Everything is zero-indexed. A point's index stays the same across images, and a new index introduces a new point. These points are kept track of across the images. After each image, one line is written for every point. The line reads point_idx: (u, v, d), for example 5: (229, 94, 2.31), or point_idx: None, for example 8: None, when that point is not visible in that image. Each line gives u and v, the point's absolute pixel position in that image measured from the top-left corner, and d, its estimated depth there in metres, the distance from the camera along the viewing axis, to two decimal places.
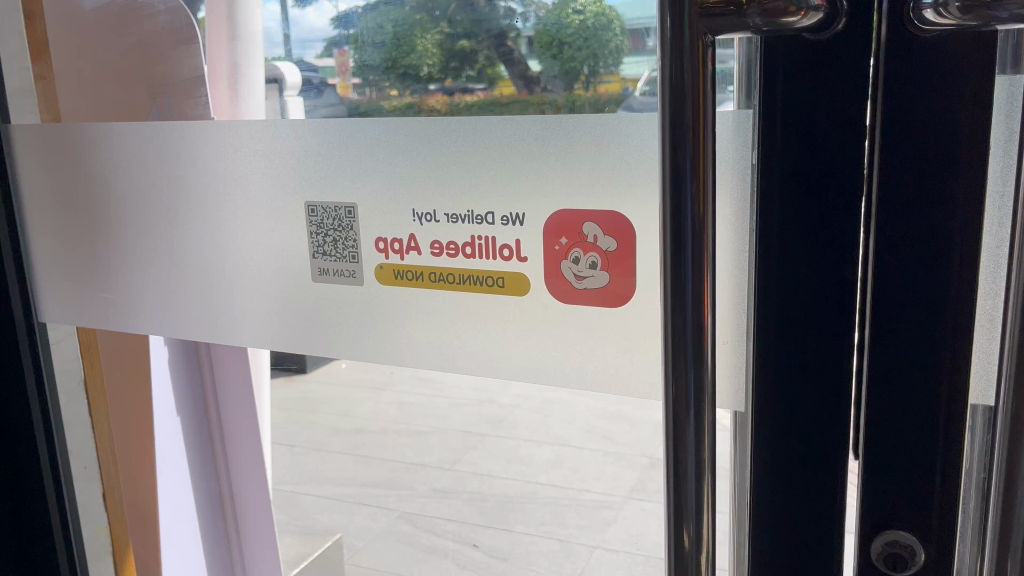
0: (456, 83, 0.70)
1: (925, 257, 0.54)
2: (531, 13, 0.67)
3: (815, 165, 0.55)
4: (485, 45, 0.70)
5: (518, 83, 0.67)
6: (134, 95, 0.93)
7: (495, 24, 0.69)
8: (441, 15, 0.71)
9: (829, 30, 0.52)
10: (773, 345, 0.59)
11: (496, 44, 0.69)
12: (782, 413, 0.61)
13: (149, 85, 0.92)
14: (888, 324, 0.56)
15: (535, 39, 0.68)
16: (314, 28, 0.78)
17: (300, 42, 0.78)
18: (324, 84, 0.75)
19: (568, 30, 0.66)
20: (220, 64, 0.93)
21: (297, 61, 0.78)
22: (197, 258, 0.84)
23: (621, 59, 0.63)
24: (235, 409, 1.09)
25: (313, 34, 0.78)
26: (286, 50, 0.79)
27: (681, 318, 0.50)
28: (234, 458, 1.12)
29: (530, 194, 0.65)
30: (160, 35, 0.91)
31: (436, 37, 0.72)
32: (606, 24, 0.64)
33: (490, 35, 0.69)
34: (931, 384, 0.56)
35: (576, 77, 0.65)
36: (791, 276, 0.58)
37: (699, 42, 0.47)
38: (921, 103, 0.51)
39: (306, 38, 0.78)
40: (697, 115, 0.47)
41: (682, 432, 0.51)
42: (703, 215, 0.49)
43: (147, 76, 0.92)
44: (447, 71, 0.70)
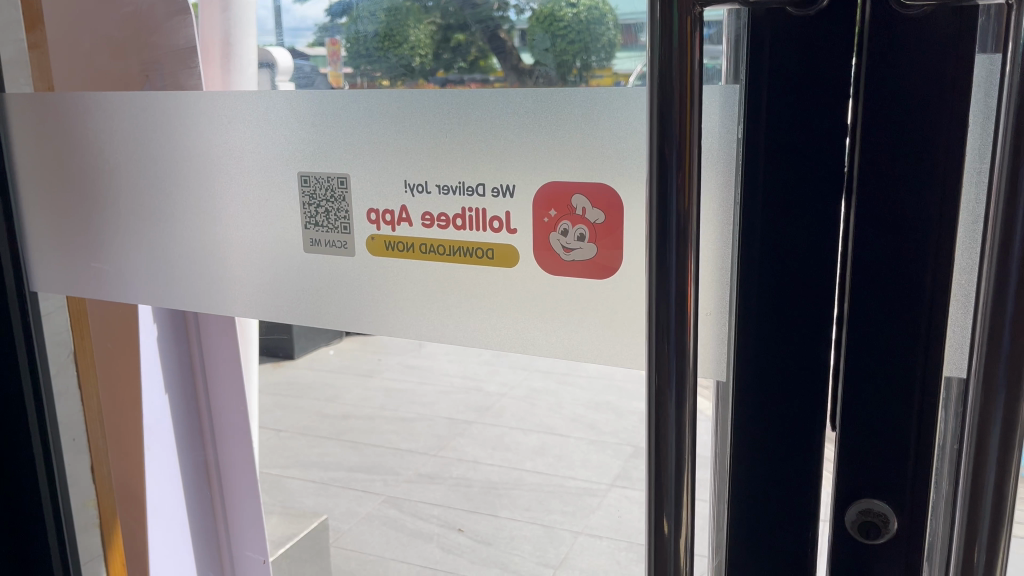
0: (449, 74, 0.69)
1: (903, 230, 0.55)
2: (525, 6, 0.69)
3: (799, 142, 0.57)
4: (478, 38, 0.70)
5: (510, 75, 0.68)
6: (127, 68, 0.94)
7: (490, 16, 0.71)
8: (434, 6, 0.72)
9: (814, 6, 0.54)
10: (755, 320, 0.61)
11: (488, 35, 0.70)
12: (762, 382, 0.63)
13: (142, 58, 0.93)
14: (866, 296, 0.57)
15: (528, 31, 0.68)
16: (305, 16, 0.78)
17: (292, 30, 0.78)
18: (316, 72, 0.75)
19: (562, 22, 0.67)
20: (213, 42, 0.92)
21: (287, 47, 0.78)
22: (189, 229, 0.85)
23: (614, 54, 0.63)
24: (220, 386, 1.08)
25: (304, 23, 0.78)
26: (276, 37, 0.79)
27: (665, 286, 0.51)
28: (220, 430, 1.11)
29: (520, 167, 0.66)
30: (155, 6, 0.92)
31: (428, 29, 0.73)
32: (599, 19, 0.65)
33: (483, 28, 0.70)
34: (908, 356, 0.57)
35: (569, 69, 0.66)
36: (773, 248, 0.59)
37: (688, 16, 0.48)
38: (905, 81, 0.53)
39: (297, 27, 0.78)
40: (685, 87, 0.48)
41: (664, 399, 0.52)
42: (688, 205, 0.50)
43: (141, 50, 0.93)
44: (440, 62, 0.70)
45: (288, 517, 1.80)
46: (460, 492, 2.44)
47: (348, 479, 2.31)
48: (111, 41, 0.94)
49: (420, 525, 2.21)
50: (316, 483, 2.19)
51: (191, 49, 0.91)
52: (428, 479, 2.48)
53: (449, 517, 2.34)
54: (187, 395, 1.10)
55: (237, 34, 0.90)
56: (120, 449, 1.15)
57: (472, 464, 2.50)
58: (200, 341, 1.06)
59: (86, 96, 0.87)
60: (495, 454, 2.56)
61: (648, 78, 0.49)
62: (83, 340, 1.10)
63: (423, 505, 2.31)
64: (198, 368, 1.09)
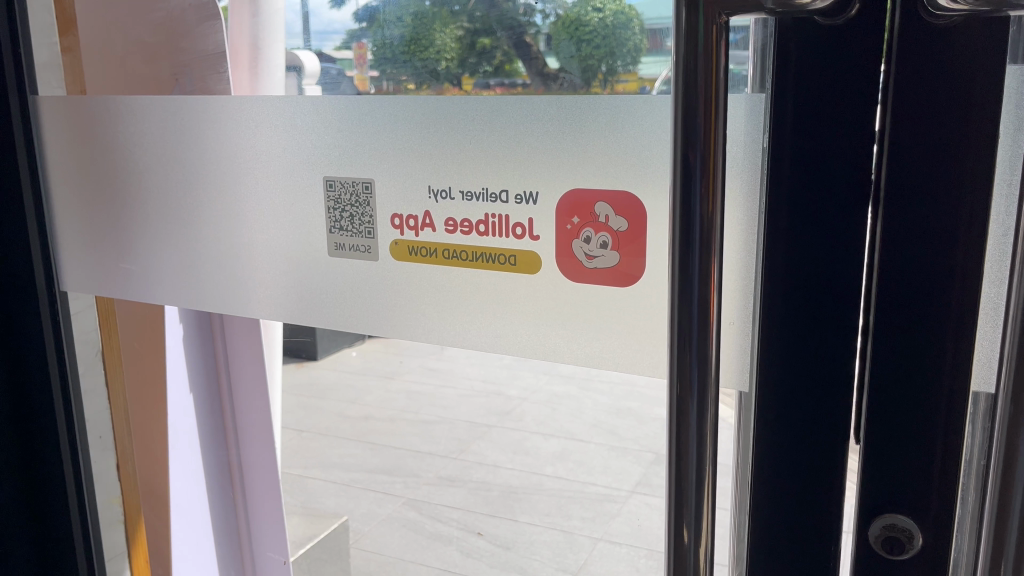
0: (475, 80, 0.71)
1: (932, 242, 0.54)
2: (550, 10, 0.69)
3: (825, 151, 0.56)
4: (504, 42, 0.71)
5: (535, 80, 0.69)
6: (156, 72, 0.96)
7: (516, 20, 0.71)
8: (461, 9, 0.73)
9: (842, 16, 0.53)
10: (777, 330, 0.61)
11: (514, 40, 0.71)
12: (785, 393, 0.62)
13: (177, 62, 0.94)
14: (891, 307, 0.56)
15: (553, 35, 0.69)
16: (333, 20, 0.79)
17: (319, 33, 0.80)
18: (342, 75, 0.76)
19: (587, 27, 0.67)
20: (241, 48, 0.96)
21: (314, 51, 0.80)
22: (215, 231, 0.86)
23: (639, 59, 0.63)
24: (245, 387, 1.10)
25: (332, 26, 0.79)
26: (304, 40, 0.81)
27: (688, 295, 0.51)
28: (243, 430, 1.12)
29: (543, 174, 0.66)
30: (184, 11, 0.93)
31: (456, 32, 0.73)
32: (625, 23, 0.65)
33: (509, 32, 0.71)
34: (937, 370, 0.57)
35: (593, 75, 0.66)
36: (798, 258, 0.59)
37: (714, 25, 0.48)
38: (932, 89, 0.52)
39: (325, 30, 0.79)
40: (710, 96, 0.48)
41: (685, 407, 0.52)
42: (712, 210, 0.50)
43: (171, 54, 0.94)
44: (466, 66, 0.72)
45: (308, 517, 1.81)
46: (481, 496, 2.43)
47: (368, 480, 2.32)
48: (142, 45, 0.96)
49: (439, 528, 2.22)
50: (337, 484, 2.20)
51: (220, 55, 0.92)
52: (450, 481, 2.49)
53: (468, 519, 2.36)
54: (211, 393, 1.12)
55: (266, 39, 0.94)
56: (144, 446, 1.16)
57: (492, 468, 2.52)
58: (225, 339, 1.08)
59: (117, 99, 0.89)
60: (516, 458, 2.54)
61: (674, 83, 0.49)
62: (111, 338, 1.13)
63: (442, 507, 2.31)
64: (222, 368, 1.10)
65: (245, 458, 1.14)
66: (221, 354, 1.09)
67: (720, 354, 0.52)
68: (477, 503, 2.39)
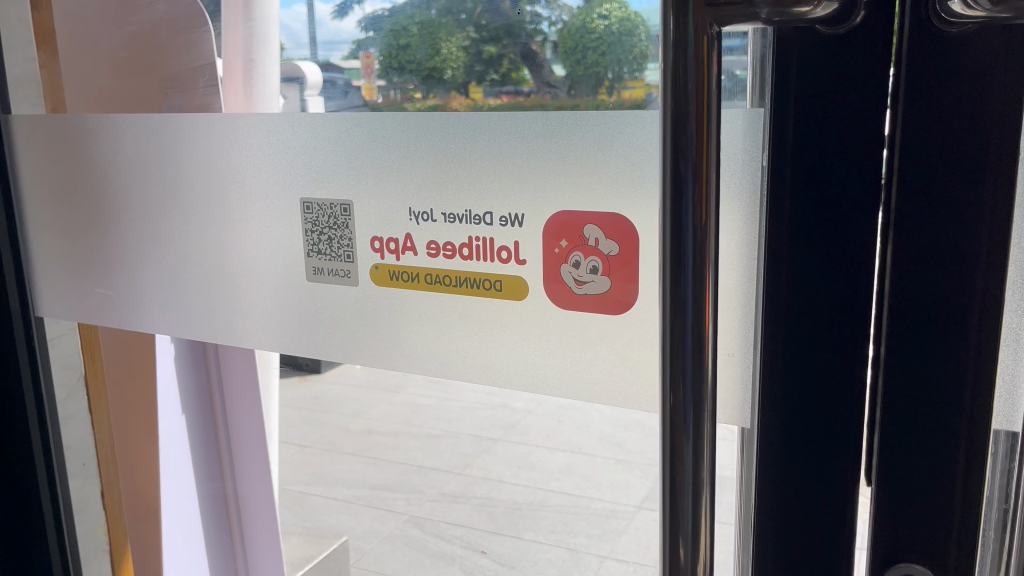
0: (481, 89, 0.66)
1: (946, 268, 0.50)
2: (557, 17, 0.64)
3: (830, 170, 0.52)
4: (511, 51, 0.66)
5: (541, 89, 0.64)
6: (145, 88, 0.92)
7: (522, 27, 0.65)
8: (467, 18, 0.68)
9: (845, 24, 0.49)
10: (778, 363, 0.57)
11: (521, 49, 0.66)
12: (790, 427, 0.57)
13: (164, 78, 0.91)
14: (904, 338, 0.52)
15: (560, 43, 0.64)
16: (340, 30, 0.73)
17: (326, 44, 0.74)
18: (350, 85, 0.70)
19: (592, 35, 0.62)
20: (233, 60, 0.88)
21: (311, 59, 0.75)
22: (192, 252, 0.83)
23: (645, 65, 0.60)
24: (241, 414, 1.06)
25: (339, 35, 0.73)
26: (311, 51, 0.75)
27: (681, 329, 0.47)
28: (240, 459, 1.09)
29: (528, 195, 0.62)
30: (167, 27, 0.90)
31: (461, 41, 0.68)
32: (632, 30, 0.60)
33: (515, 40, 0.66)
34: (954, 406, 0.52)
35: (599, 83, 0.61)
36: (801, 286, 0.55)
37: (705, 37, 0.44)
38: (946, 104, 0.48)
39: (332, 39, 0.74)
40: (701, 116, 0.44)
41: (679, 449, 0.48)
42: (705, 223, 0.46)
43: (160, 70, 0.91)
44: (471, 75, 0.67)
45: (308, 537, 1.79)
46: (485, 512, 2.34)
47: (371, 497, 2.28)
48: (128, 62, 0.92)
49: (443, 547, 2.25)
50: (338, 502, 2.14)
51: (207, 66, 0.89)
52: (452, 499, 2.40)
53: (473, 537, 2.30)
54: (205, 418, 1.08)
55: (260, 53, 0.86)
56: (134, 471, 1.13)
57: (496, 484, 2.41)
58: (219, 366, 1.05)
59: (93, 118, 0.85)
60: (521, 472, 2.38)
61: (662, 96, 0.45)
62: (95, 364, 1.08)
63: (445, 524, 2.31)
64: (215, 388, 1.07)
65: (242, 488, 1.10)
66: (215, 380, 1.06)
67: (715, 371, 0.48)
68: (481, 521, 2.31)
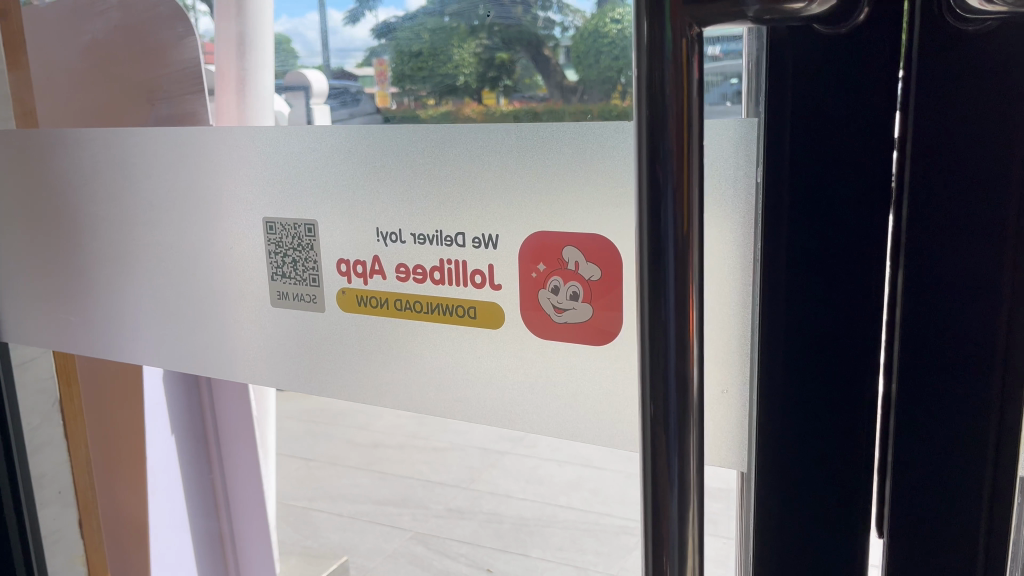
0: (495, 94, 0.64)
1: (963, 296, 0.45)
2: (568, 23, 0.64)
3: (832, 189, 0.46)
4: (523, 57, 0.67)
5: (555, 93, 0.64)
6: (132, 97, 0.89)
7: (535, 33, 0.66)
8: (480, 25, 0.69)
9: (850, 22, 0.42)
10: (775, 401, 0.51)
11: (533, 54, 0.67)
12: (793, 472, 0.51)
13: (146, 84, 0.89)
14: (916, 373, 0.47)
15: (572, 49, 0.64)
16: (354, 37, 0.74)
17: (339, 52, 0.75)
18: (362, 92, 0.71)
19: (605, 39, 0.61)
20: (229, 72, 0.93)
21: (323, 69, 0.76)
22: (153, 275, 0.78)
23: None
24: (238, 447, 1.14)
25: (353, 43, 0.74)
26: (324, 59, 0.75)
27: (662, 373, 0.40)
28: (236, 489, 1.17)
29: (501, 214, 0.57)
30: (155, 29, 0.88)
31: (475, 48, 0.70)
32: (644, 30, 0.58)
33: (528, 45, 0.67)
34: (975, 449, 0.47)
35: (613, 87, 0.59)
36: (801, 318, 0.49)
37: (683, 39, 0.37)
38: (962, 113, 0.42)
39: (345, 47, 0.74)
40: (681, 129, 0.38)
41: (664, 511, 0.41)
42: (687, 231, 0.39)
43: (148, 80, 0.88)
44: (484, 79, 0.67)
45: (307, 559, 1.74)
46: (492, 528, 2.17)
47: (375, 512, 2.21)
48: (112, 68, 0.89)
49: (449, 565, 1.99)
50: (343, 518, 2.16)
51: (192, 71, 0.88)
52: (459, 515, 2.22)
53: (477, 556, 2.05)
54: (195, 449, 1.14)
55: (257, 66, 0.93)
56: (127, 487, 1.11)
57: (503, 498, 2.27)
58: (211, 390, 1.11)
59: (52, 135, 0.81)
60: (529, 488, 2.26)
61: (636, 105, 0.39)
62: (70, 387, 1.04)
63: (451, 542, 2.09)
64: (207, 406, 1.12)
65: (238, 525, 1.18)
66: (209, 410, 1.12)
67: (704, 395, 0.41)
68: (487, 538, 2.11)
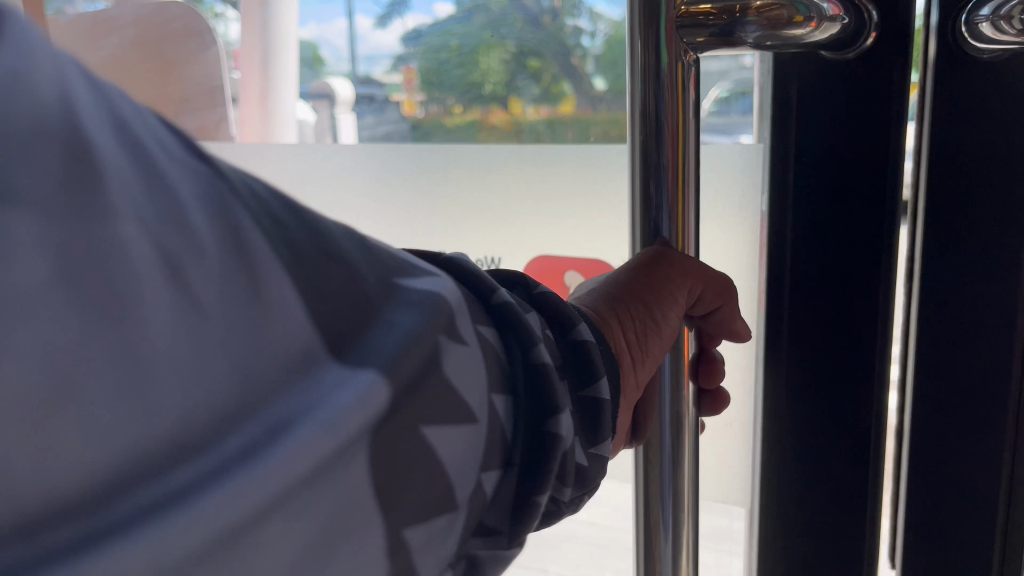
0: (522, 105, 0.57)
1: (980, 327, 0.43)
2: (601, 29, 0.53)
3: (835, 220, 0.44)
4: (552, 60, 0.55)
5: (583, 102, 0.54)
6: (154, 111, 0.80)
7: (563, 39, 0.55)
8: (507, 29, 0.56)
9: (858, 46, 0.41)
10: (782, 441, 0.49)
11: (562, 60, 0.55)
12: (797, 514, 0.49)
13: (168, 96, 0.79)
14: (930, 410, 0.45)
15: (603, 57, 0.53)
16: (381, 44, 0.63)
17: (366, 58, 0.64)
18: (388, 100, 0.63)
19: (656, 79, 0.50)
20: (249, 79, 0.74)
21: (349, 77, 0.66)
22: None
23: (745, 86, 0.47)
24: None
25: (380, 50, 0.63)
26: (351, 66, 0.66)
27: (655, 409, 0.39)
28: None
29: (503, 237, 0.60)
30: (164, 33, 0.78)
31: (500, 53, 0.57)
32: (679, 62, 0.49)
33: (557, 50, 0.55)
34: (987, 491, 0.45)
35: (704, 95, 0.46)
36: (802, 352, 0.47)
37: (678, 63, 0.37)
38: (973, 144, 0.41)
39: (372, 54, 0.63)
40: (678, 145, 0.38)
41: (655, 549, 0.42)
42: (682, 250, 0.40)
43: (165, 90, 0.79)
44: (510, 88, 0.57)
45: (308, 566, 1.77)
46: None
47: None
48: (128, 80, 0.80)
49: None
50: None
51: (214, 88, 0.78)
52: None
53: None
54: None
55: (275, 67, 0.73)
56: None
57: None
58: None
59: None
60: None
61: (630, 126, 0.38)
62: None
63: None
64: None
65: None
66: None
67: (694, 427, 0.41)
68: None
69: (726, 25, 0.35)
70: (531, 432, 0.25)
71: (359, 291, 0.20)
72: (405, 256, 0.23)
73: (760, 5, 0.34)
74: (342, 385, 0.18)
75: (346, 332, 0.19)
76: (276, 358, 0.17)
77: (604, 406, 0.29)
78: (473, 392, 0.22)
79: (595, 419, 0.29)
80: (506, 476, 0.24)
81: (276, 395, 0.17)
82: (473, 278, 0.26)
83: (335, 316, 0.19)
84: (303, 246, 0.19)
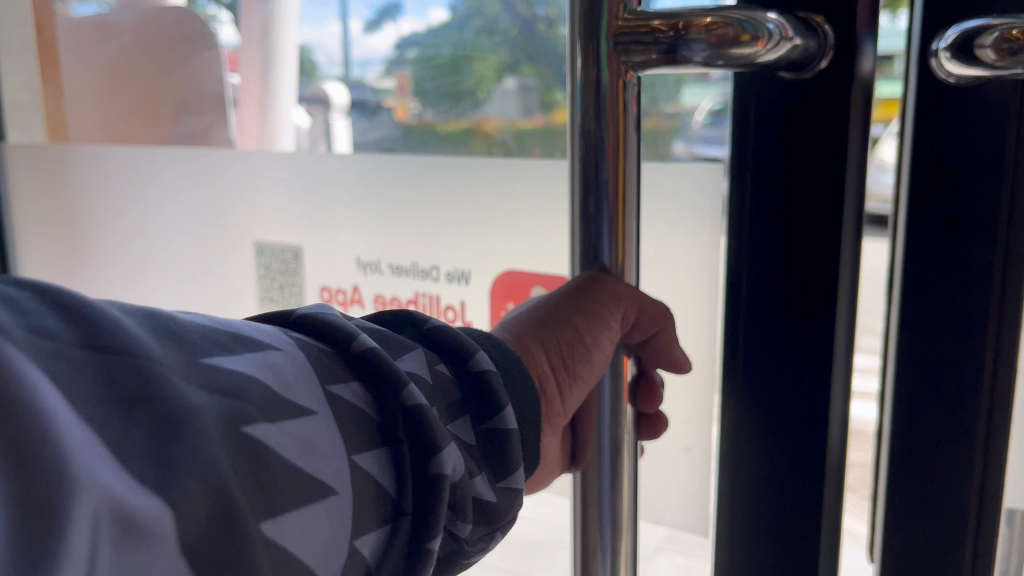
0: (517, 110, 0.60)
1: (955, 354, 0.40)
2: None
3: (800, 239, 0.43)
4: (544, 68, 0.58)
5: None
6: (158, 116, 0.81)
7: (554, 47, 0.58)
8: (502, 39, 0.60)
9: (812, 68, 0.40)
10: (753, 468, 0.46)
11: (555, 69, 0.58)
12: (756, 543, 0.47)
13: (172, 99, 0.80)
14: (909, 442, 0.42)
15: None
16: (375, 48, 0.66)
17: (360, 63, 0.67)
18: (381, 106, 0.66)
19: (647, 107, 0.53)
20: (251, 82, 0.75)
21: (344, 81, 0.68)
22: (148, 295, 0.82)
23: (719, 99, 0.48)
24: None
25: (373, 55, 0.66)
26: (342, 71, 0.68)
27: (594, 429, 0.39)
28: None
29: (473, 254, 0.62)
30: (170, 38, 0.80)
31: (495, 60, 0.60)
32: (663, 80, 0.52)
33: (549, 58, 0.58)
34: (955, 536, 0.42)
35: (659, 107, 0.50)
36: (766, 376, 0.45)
37: (620, 81, 0.36)
38: (940, 161, 0.39)
39: (366, 59, 0.66)
40: (617, 161, 0.38)
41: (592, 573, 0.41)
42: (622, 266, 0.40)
43: (169, 93, 0.80)
44: (505, 97, 0.60)
45: None
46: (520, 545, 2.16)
47: None
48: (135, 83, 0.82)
49: None
50: None
51: (215, 93, 0.78)
52: None
53: None
54: None
55: (273, 72, 0.73)
56: None
57: None
58: None
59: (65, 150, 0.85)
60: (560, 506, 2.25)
61: (572, 149, 0.39)
62: None
63: None
64: None
65: None
66: None
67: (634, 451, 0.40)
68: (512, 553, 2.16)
69: (671, 43, 0.34)
70: (416, 481, 0.27)
71: (153, 373, 0.20)
72: (202, 328, 0.23)
73: (709, 22, 0.33)
74: (84, 487, 0.17)
75: (137, 429, 0.19)
76: (16, 455, 0.17)
77: (510, 437, 0.31)
78: (322, 468, 0.24)
79: (504, 450, 0.31)
80: (398, 527, 0.27)
81: (12, 493, 0.17)
82: (335, 334, 0.28)
83: (124, 415, 0.19)
84: (78, 352, 0.19)
